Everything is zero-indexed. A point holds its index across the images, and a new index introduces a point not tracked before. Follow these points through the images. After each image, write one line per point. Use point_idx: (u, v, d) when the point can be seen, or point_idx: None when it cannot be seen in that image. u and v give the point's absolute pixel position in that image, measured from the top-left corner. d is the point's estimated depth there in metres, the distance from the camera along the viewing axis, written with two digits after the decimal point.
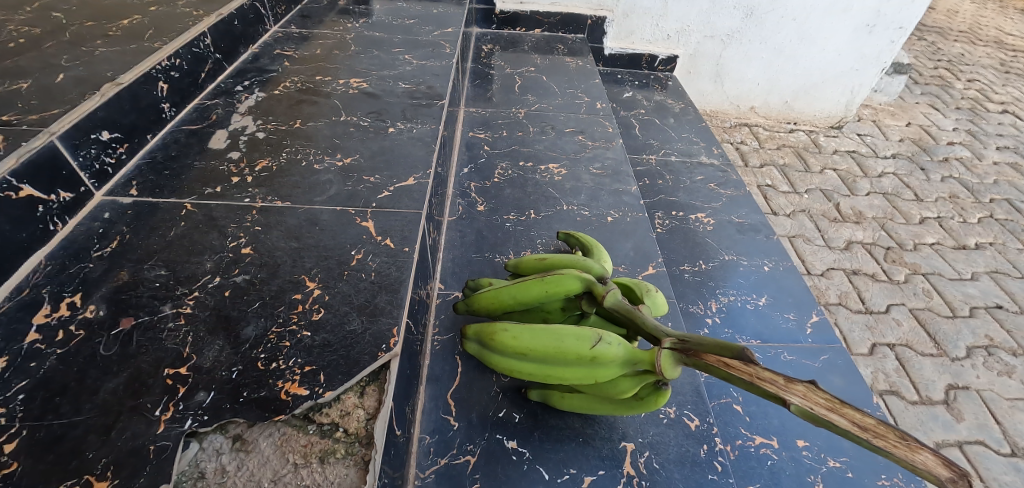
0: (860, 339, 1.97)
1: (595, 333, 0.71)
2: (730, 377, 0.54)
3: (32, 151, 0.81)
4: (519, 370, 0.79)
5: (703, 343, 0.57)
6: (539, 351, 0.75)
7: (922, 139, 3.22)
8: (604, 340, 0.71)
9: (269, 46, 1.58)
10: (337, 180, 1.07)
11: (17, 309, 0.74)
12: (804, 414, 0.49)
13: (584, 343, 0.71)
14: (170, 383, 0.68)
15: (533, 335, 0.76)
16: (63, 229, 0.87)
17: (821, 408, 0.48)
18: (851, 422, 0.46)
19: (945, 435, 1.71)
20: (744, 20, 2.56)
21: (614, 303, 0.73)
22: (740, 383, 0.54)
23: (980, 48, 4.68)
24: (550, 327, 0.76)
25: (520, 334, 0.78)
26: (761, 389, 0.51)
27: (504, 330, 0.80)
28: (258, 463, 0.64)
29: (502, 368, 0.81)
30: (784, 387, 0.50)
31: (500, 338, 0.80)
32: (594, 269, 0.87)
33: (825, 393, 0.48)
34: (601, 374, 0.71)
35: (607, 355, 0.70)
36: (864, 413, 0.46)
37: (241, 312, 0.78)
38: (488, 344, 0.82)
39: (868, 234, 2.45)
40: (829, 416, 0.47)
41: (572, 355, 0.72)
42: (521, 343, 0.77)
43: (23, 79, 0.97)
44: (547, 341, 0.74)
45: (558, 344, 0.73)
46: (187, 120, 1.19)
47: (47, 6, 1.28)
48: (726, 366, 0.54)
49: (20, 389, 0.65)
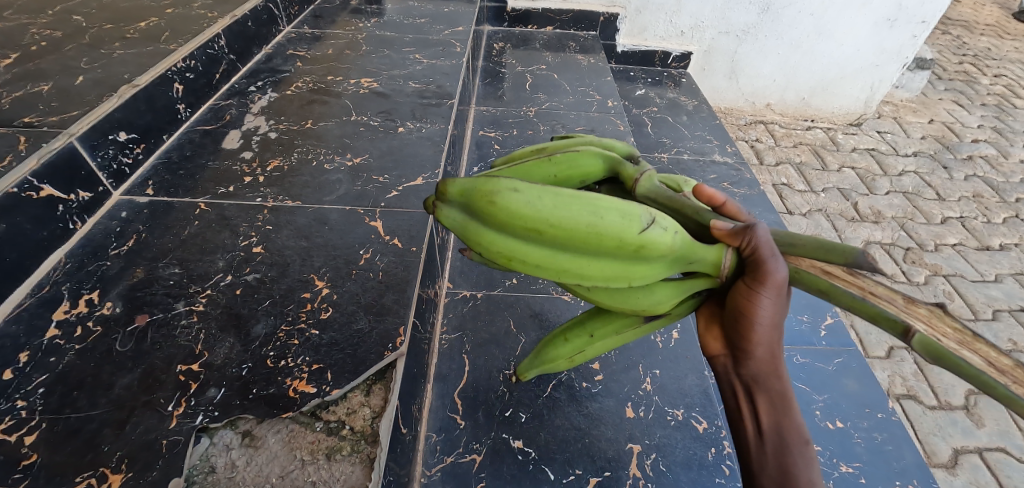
0: (877, 342, 1.94)
1: (648, 211, 0.39)
2: (831, 290, 0.37)
3: (52, 152, 0.83)
4: (525, 265, 0.41)
5: (794, 244, 0.40)
6: (557, 230, 0.39)
7: (946, 137, 3.14)
8: (661, 224, 0.39)
9: (282, 46, 1.60)
10: (347, 180, 1.08)
11: (37, 306, 0.77)
12: (923, 346, 0.35)
13: (635, 223, 0.39)
14: (182, 379, 0.70)
15: (554, 199, 0.39)
16: (82, 228, 0.90)
17: (949, 340, 0.34)
18: (985, 360, 0.33)
19: (964, 441, 1.66)
20: (760, 15, 2.51)
21: (651, 189, 0.45)
22: (834, 297, 0.37)
23: (1008, 43, 4.55)
24: (585, 193, 0.39)
25: (528, 199, 0.39)
26: (865, 306, 0.36)
27: (504, 188, 0.39)
28: (266, 458, 0.65)
29: (496, 258, 0.42)
30: (904, 308, 0.36)
31: (494, 205, 0.40)
32: (617, 146, 0.54)
33: (953, 322, 0.35)
34: (644, 276, 0.41)
35: (661, 248, 0.39)
36: (1000, 352, 0.34)
37: (252, 310, 0.80)
38: (476, 205, 0.41)
39: (887, 234, 2.40)
40: (959, 353, 0.34)
41: (611, 244, 0.39)
42: (538, 213, 0.39)
43: (43, 81, 1.00)
44: (577, 215, 0.38)
45: (591, 221, 0.38)
46: (202, 120, 1.22)
47: (68, 10, 1.31)
48: (826, 276, 0.38)
49: (40, 384, 0.67)
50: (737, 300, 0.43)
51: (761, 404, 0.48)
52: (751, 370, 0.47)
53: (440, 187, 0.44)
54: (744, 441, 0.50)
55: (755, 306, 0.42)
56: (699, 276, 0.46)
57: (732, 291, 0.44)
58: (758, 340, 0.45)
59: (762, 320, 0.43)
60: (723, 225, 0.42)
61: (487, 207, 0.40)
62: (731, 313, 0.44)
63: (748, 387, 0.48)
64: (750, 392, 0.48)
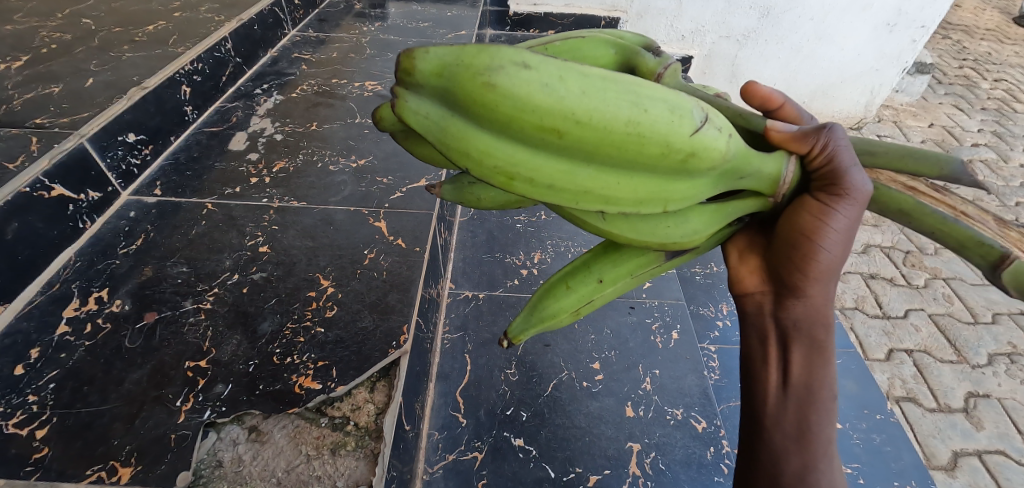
0: (876, 344, 1.95)
1: (698, 106, 0.35)
2: (919, 208, 0.38)
3: (63, 153, 0.85)
4: (534, 177, 0.34)
5: (876, 155, 0.41)
6: (587, 127, 0.32)
7: (946, 141, 3.15)
8: (712, 124, 0.35)
9: (287, 49, 1.63)
10: (351, 181, 1.09)
11: (48, 303, 0.78)
12: (1013, 276, 0.37)
13: (684, 122, 0.33)
14: (190, 375, 0.71)
15: (583, 85, 0.31)
16: (92, 227, 0.92)
17: None
18: None
19: (964, 444, 1.66)
20: (760, 19, 2.53)
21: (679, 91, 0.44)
22: (922, 218, 0.38)
23: (1008, 47, 4.56)
24: (618, 80, 0.33)
25: (550, 83, 0.31)
26: (959, 227, 0.38)
27: (517, 68, 0.31)
28: (272, 453, 0.66)
29: (491, 172, 0.34)
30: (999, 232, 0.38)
31: (502, 88, 0.31)
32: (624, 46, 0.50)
33: None
34: (686, 191, 0.37)
35: (710, 155, 0.35)
36: None
37: (258, 308, 0.81)
38: (470, 90, 0.31)
39: (887, 237, 2.41)
40: None
41: (654, 149, 0.33)
42: (560, 101, 0.31)
43: (54, 83, 1.01)
44: (615, 106, 0.32)
45: (630, 114, 0.32)
46: (208, 122, 1.23)
47: (77, 13, 1.34)
48: (910, 190, 0.40)
49: (51, 379, 0.69)
50: (799, 220, 0.41)
51: (791, 352, 0.47)
52: (792, 314, 0.46)
53: (406, 61, 0.33)
54: (759, 385, 0.49)
55: (826, 228, 0.40)
56: (745, 198, 0.44)
57: (794, 209, 0.42)
58: (812, 277, 0.43)
59: (825, 255, 0.42)
60: (784, 130, 0.40)
61: (485, 92, 0.31)
62: (787, 240, 0.43)
63: (783, 331, 0.47)
64: (784, 335, 0.47)
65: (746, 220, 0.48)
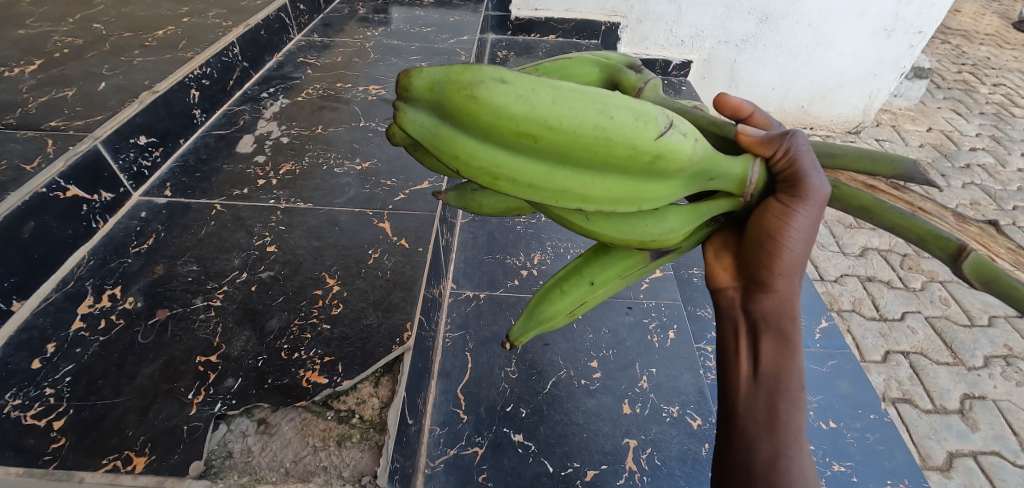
0: (872, 346, 1.97)
1: (665, 112, 0.37)
2: (880, 206, 0.40)
3: (77, 155, 0.87)
4: (516, 178, 0.37)
5: (837, 157, 0.44)
6: (558, 134, 0.35)
7: (944, 145, 3.17)
8: (678, 128, 0.37)
9: (293, 53, 1.66)
10: (356, 183, 1.12)
11: (63, 300, 0.81)
12: (976, 265, 0.39)
13: (650, 127, 0.36)
14: (201, 369, 0.74)
15: (554, 96, 0.34)
16: (104, 226, 0.95)
17: (1003, 261, 0.40)
18: None
19: (959, 445, 1.68)
20: (759, 25, 2.56)
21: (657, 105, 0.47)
22: (885, 215, 0.41)
23: (1007, 52, 4.59)
24: (589, 89, 0.35)
25: (523, 96, 0.34)
26: (919, 223, 0.40)
27: (494, 83, 0.34)
28: (280, 445, 0.68)
29: (476, 172, 0.37)
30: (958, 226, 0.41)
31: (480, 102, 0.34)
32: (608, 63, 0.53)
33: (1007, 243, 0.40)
34: (659, 191, 0.40)
35: (679, 156, 0.37)
36: None
37: (266, 306, 0.84)
38: (455, 103, 0.35)
39: (884, 240, 2.43)
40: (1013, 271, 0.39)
41: (624, 151, 0.36)
42: (533, 110, 0.34)
43: (67, 87, 1.04)
44: (584, 115, 0.35)
45: (598, 121, 0.35)
46: (216, 125, 1.26)
47: (89, 18, 1.37)
48: (870, 189, 0.42)
49: (67, 372, 0.72)
50: (766, 220, 0.44)
51: (763, 342, 0.51)
52: (761, 307, 0.49)
53: (404, 79, 0.37)
54: (732, 371, 0.53)
55: (789, 227, 0.42)
56: (719, 199, 0.46)
57: (761, 210, 0.44)
58: (780, 273, 0.46)
59: (790, 253, 0.44)
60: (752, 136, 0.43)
61: (468, 103, 0.34)
62: (755, 239, 0.45)
63: (755, 323, 0.50)
64: (756, 327, 0.50)
65: (721, 220, 0.51)
